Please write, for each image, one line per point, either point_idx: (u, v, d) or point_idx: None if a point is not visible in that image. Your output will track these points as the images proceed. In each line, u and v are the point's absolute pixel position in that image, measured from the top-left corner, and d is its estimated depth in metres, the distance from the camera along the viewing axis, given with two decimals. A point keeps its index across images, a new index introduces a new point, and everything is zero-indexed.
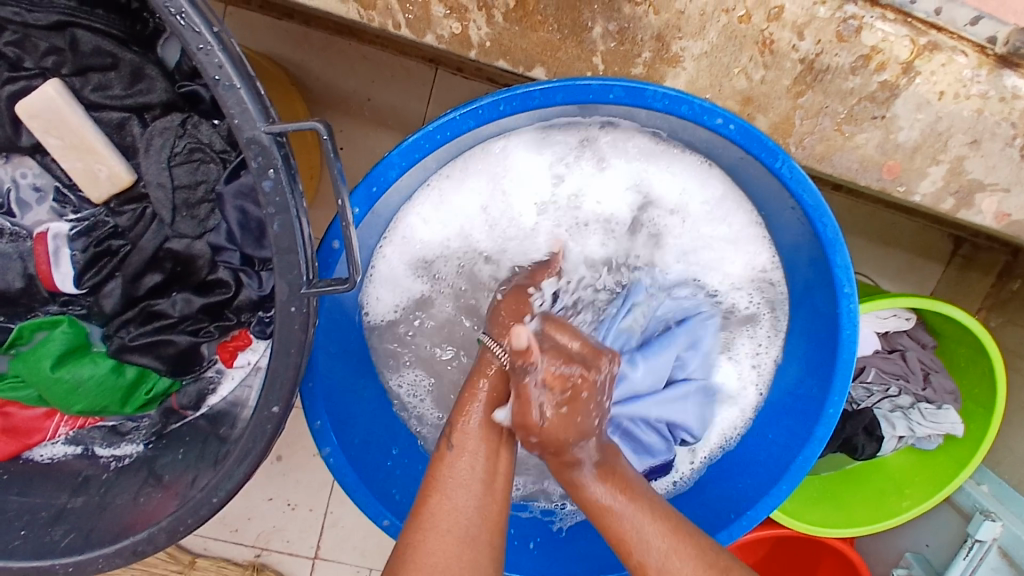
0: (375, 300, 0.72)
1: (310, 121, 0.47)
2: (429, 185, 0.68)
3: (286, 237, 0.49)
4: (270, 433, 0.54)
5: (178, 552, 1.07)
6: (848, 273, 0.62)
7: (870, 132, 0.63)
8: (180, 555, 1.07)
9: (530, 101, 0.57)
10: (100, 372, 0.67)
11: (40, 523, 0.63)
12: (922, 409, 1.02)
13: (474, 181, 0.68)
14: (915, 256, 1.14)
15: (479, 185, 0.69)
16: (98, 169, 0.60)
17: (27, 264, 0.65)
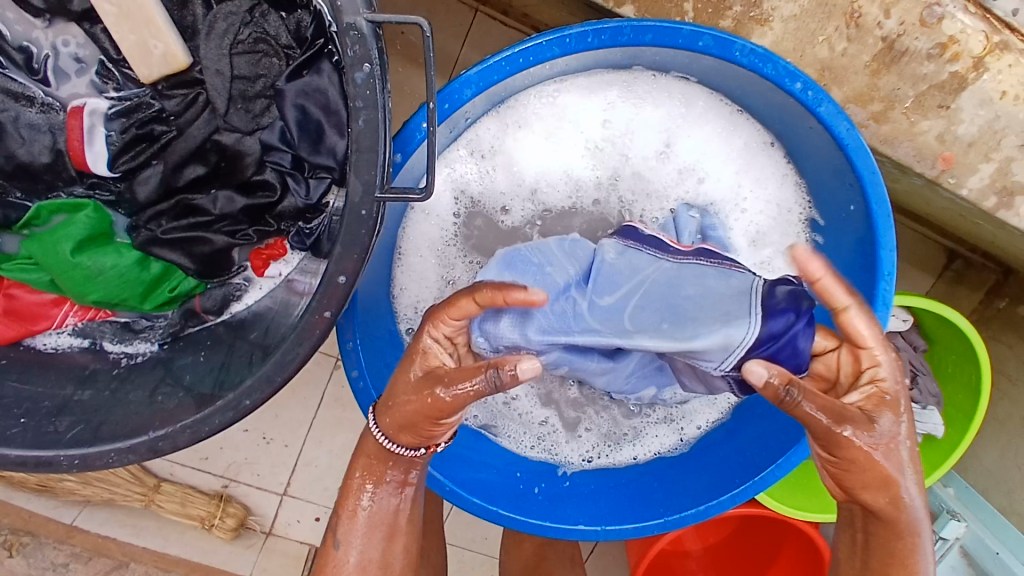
0: (408, 266, 0.71)
1: (414, 16, 0.46)
2: (460, 138, 0.68)
3: (369, 135, 0.47)
4: (315, 340, 0.53)
5: (143, 475, 1.04)
6: (892, 256, 0.63)
7: (933, 121, 0.64)
8: (145, 478, 1.04)
9: (621, 37, 0.56)
10: (123, 264, 0.64)
11: (43, 412, 0.60)
12: (908, 407, 1.05)
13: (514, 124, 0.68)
14: (909, 264, 1.16)
15: (513, 143, 0.69)
16: (153, 46, 0.57)
17: (57, 138, 0.61)
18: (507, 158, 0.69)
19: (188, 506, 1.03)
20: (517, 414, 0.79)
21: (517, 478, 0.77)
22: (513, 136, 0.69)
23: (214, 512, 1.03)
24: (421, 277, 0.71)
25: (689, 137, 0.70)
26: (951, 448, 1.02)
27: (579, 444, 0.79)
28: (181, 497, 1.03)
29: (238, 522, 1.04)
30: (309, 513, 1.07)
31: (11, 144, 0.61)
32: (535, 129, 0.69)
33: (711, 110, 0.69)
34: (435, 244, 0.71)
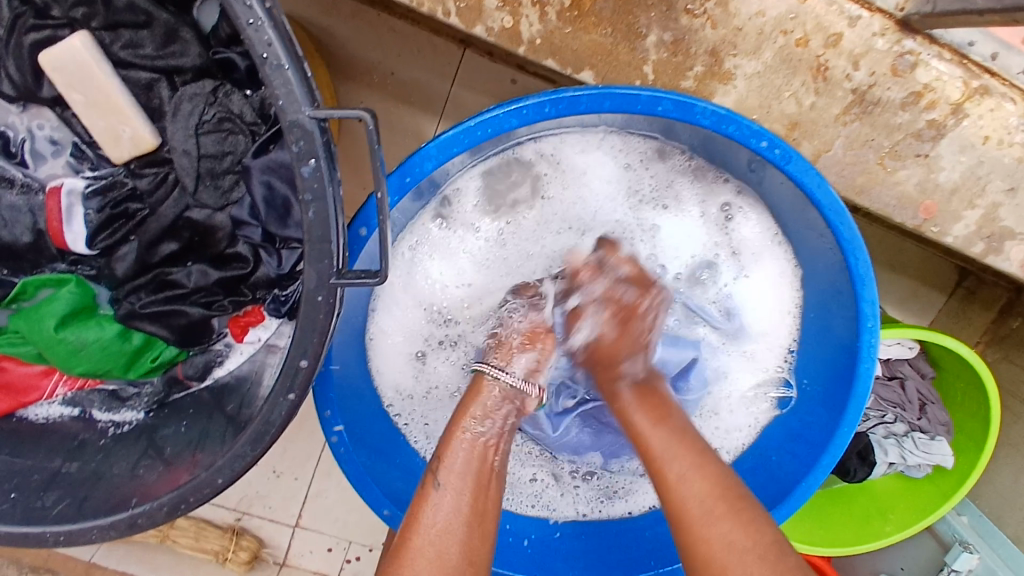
0: (383, 332, 0.72)
1: (356, 109, 0.46)
2: (413, 228, 0.69)
3: (320, 225, 0.48)
4: (284, 418, 0.54)
5: None
6: (875, 307, 0.62)
7: (911, 169, 0.62)
8: None
9: (578, 106, 0.56)
10: (105, 337, 0.66)
11: (33, 486, 0.62)
12: (916, 438, 1.02)
13: (495, 180, 0.70)
14: (918, 283, 1.11)
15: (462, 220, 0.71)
16: (122, 130, 0.58)
17: (37, 219, 0.63)
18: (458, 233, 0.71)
19: (202, 541, 1.05)
20: (516, 474, 0.80)
21: (506, 531, 0.76)
22: (459, 216, 0.71)
23: (228, 546, 1.04)
24: (399, 344, 0.73)
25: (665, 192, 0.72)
26: (960, 479, 0.99)
27: (573, 500, 0.79)
28: (196, 532, 1.05)
29: (251, 555, 1.05)
30: (321, 544, 1.08)
31: None
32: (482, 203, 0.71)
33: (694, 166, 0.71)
34: (415, 307, 0.72)
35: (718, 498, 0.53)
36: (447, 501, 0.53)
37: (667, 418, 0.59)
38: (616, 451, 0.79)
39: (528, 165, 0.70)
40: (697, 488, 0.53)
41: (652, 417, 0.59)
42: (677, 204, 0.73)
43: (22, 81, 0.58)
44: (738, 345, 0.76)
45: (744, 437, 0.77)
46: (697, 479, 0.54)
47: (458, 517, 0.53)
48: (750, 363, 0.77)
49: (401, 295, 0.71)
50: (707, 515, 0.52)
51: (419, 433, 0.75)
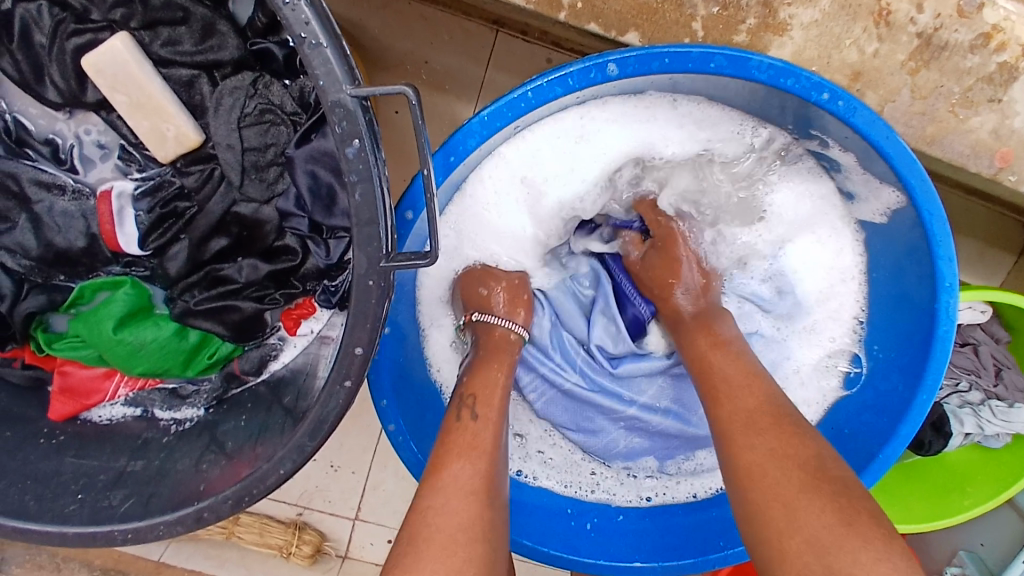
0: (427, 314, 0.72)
1: (398, 85, 0.45)
2: (448, 210, 0.66)
3: (367, 207, 0.46)
4: (340, 407, 0.53)
5: None
6: (952, 265, 0.59)
7: (985, 115, 0.58)
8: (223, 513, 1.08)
9: (626, 68, 0.54)
10: (163, 335, 0.66)
11: (100, 486, 0.63)
12: (994, 406, 0.97)
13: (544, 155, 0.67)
14: (986, 243, 1.05)
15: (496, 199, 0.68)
16: (166, 129, 0.58)
17: (90, 223, 0.64)
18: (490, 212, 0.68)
19: (266, 536, 1.06)
20: (570, 462, 0.80)
21: (569, 515, 0.76)
22: (493, 195, 0.68)
23: (291, 540, 1.05)
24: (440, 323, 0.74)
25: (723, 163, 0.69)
26: None
27: (636, 488, 0.79)
28: (260, 528, 1.06)
29: (315, 549, 1.06)
30: (381, 536, 1.08)
31: (49, 232, 0.64)
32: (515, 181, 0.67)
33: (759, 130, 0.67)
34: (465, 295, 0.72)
35: (765, 413, 0.54)
36: (466, 470, 0.53)
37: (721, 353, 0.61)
38: (671, 452, 0.79)
39: (575, 131, 0.66)
40: (749, 403, 0.55)
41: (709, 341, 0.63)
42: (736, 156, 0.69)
43: (65, 86, 0.59)
44: (797, 323, 0.74)
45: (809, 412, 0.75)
46: (742, 397, 0.56)
47: (475, 482, 0.52)
48: (816, 345, 0.74)
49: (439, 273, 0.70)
50: (738, 431, 0.53)
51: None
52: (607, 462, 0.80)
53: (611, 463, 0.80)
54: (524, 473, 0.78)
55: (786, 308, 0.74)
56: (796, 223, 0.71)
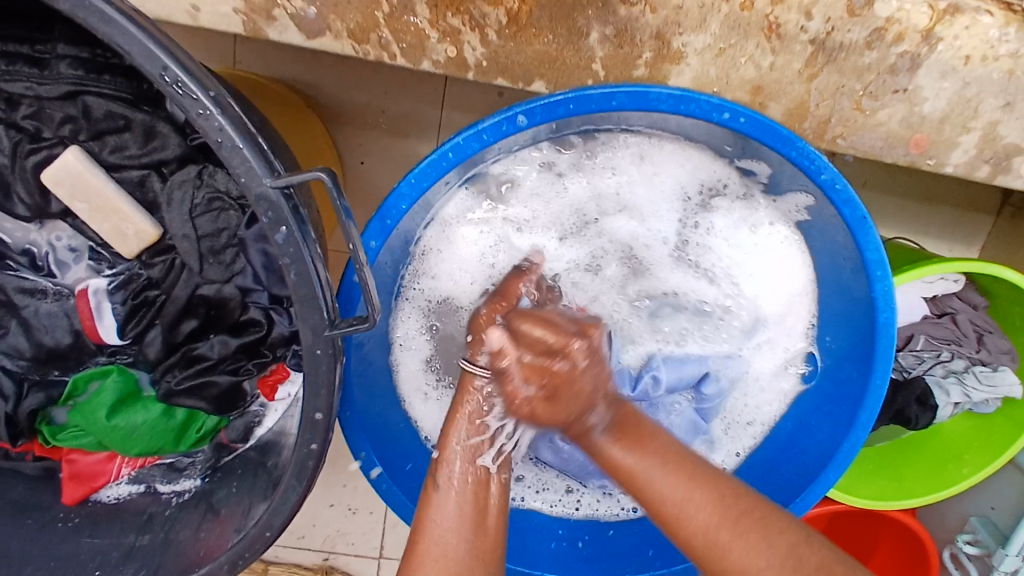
0: (399, 360, 0.74)
1: (313, 170, 0.48)
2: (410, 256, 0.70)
3: (304, 284, 0.50)
4: (312, 467, 0.56)
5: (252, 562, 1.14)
6: (881, 256, 0.61)
7: (892, 106, 0.61)
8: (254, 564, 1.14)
9: (536, 116, 0.57)
10: (151, 416, 0.71)
11: (113, 561, 0.66)
12: (978, 372, 0.99)
13: (485, 202, 0.72)
14: (961, 210, 1.06)
15: (451, 240, 0.72)
16: (126, 228, 0.63)
17: (72, 320, 0.68)
18: (445, 253, 0.72)
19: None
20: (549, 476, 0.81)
21: (559, 536, 0.79)
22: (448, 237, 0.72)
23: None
24: (413, 366, 0.75)
25: (662, 193, 0.73)
26: None
27: (620, 503, 0.80)
28: None
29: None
30: None
31: (38, 333, 0.68)
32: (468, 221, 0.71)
33: (691, 157, 0.71)
34: (426, 343, 0.75)
35: (728, 497, 0.56)
36: (450, 501, 0.61)
37: (646, 445, 0.60)
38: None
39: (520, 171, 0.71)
40: (708, 518, 0.55)
41: (633, 450, 0.59)
42: (672, 170, 0.72)
43: (31, 200, 0.63)
44: (754, 323, 0.76)
45: (773, 412, 0.78)
46: (700, 504, 0.56)
47: (463, 516, 0.60)
48: (776, 352, 0.77)
49: (406, 315, 0.73)
50: (715, 545, 0.55)
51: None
52: (584, 481, 0.80)
53: (588, 483, 0.80)
54: (519, 499, 0.80)
55: (739, 313, 0.76)
56: (740, 239, 0.74)
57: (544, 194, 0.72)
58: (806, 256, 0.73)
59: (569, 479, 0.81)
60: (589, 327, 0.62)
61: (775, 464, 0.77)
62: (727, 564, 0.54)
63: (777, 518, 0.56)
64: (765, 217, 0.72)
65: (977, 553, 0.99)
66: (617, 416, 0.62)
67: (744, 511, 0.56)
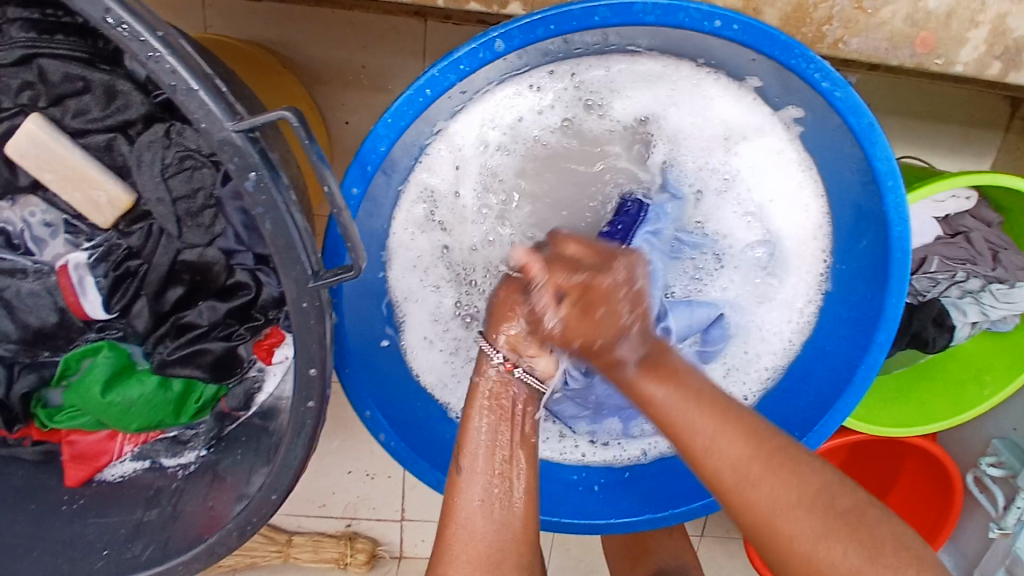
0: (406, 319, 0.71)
1: (278, 110, 0.45)
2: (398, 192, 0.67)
3: (281, 234, 0.48)
4: (311, 426, 0.55)
5: (274, 532, 1.15)
6: (891, 164, 0.58)
7: (895, 3, 0.59)
8: (277, 535, 1.15)
9: (514, 41, 0.53)
10: (147, 390, 0.69)
11: (122, 539, 0.66)
12: (994, 290, 0.95)
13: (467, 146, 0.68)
14: (968, 127, 1.01)
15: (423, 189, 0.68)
16: (97, 196, 0.60)
17: (56, 297, 0.66)
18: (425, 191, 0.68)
19: (321, 551, 1.15)
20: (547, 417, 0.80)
21: (577, 480, 0.78)
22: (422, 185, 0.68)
23: (345, 551, 1.15)
24: (417, 325, 0.72)
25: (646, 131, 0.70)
26: None
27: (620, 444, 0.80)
28: (313, 545, 1.15)
29: (369, 555, 1.17)
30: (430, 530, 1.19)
31: (23, 315, 0.66)
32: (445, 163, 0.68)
33: (698, 87, 0.67)
34: (427, 300, 0.71)
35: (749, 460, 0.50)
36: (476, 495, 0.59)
37: (679, 379, 0.54)
38: (636, 416, 0.77)
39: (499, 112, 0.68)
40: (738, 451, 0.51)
41: (663, 383, 0.54)
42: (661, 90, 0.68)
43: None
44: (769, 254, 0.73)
45: (779, 357, 0.76)
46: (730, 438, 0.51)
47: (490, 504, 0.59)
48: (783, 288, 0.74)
49: (403, 264, 0.70)
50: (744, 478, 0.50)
51: (459, 404, 0.75)
52: (572, 426, 0.78)
53: (577, 429, 0.78)
54: None
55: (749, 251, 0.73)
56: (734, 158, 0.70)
57: (513, 134, 0.69)
58: (821, 190, 0.70)
59: (563, 424, 0.79)
60: (614, 257, 0.58)
61: (783, 402, 0.75)
62: (750, 499, 0.50)
63: (805, 458, 0.51)
64: (780, 150, 0.69)
65: (1001, 474, 0.97)
66: (650, 350, 0.56)
67: (776, 448, 0.51)
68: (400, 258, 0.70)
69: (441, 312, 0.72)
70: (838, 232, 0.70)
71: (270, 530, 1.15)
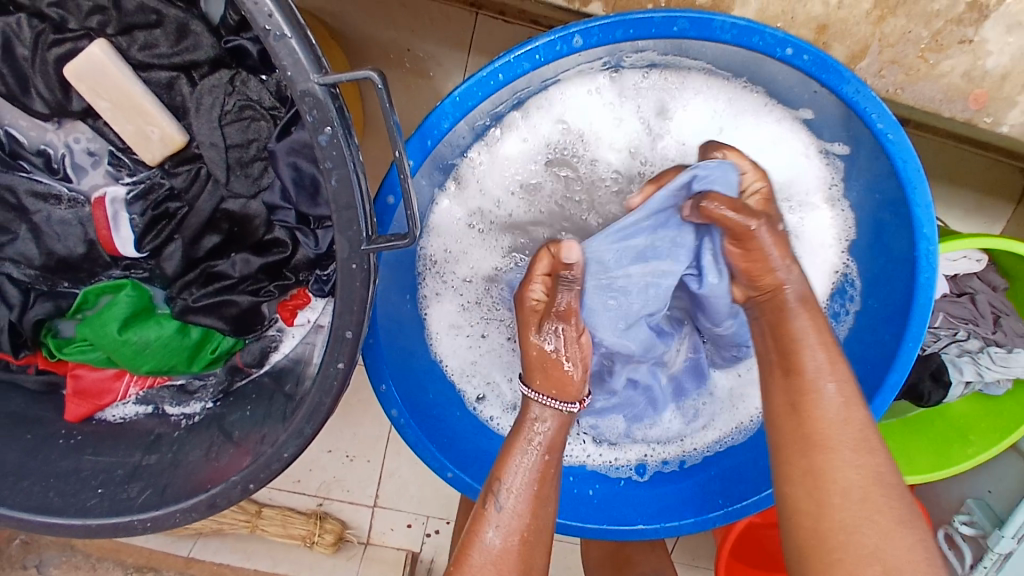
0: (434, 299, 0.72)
1: (364, 70, 0.45)
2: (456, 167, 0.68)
3: (344, 191, 0.47)
4: (337, 390, 0.54)
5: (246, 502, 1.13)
6: (930, 212, 0.60)
7: (957, 58, 0.61)
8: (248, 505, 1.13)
9: (592, 38, 0.54)
10: (165, 333, 0.69)
11: (116, 480, 0.65)
12: (992, 353, 0.97)
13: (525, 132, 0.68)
14: (984, 194, 1.05)
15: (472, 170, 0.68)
16: (151, 131, 0.60)
17: (87, 229, 0.66)
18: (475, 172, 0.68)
19: (289, 527, 1.13)
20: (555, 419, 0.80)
21: (571, 483, 0.78)
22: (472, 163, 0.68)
23: (314, 530, 1.13)
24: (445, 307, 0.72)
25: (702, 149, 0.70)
26: None
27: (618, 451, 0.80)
28: (282, 520, 1.13)
29: (336, 537, 1.14)
30: (401, 520, 1.17)
31: (49, 241, 0.65)
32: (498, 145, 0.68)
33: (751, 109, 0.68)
34: (456, 290, 0.72)
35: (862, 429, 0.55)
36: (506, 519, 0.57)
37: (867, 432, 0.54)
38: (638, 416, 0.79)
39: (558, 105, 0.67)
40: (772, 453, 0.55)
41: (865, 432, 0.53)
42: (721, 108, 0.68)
43: (51, 97, 0.60)
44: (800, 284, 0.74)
45: None
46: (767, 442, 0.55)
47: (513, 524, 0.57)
48: None
49: (440, 243, 0.70)
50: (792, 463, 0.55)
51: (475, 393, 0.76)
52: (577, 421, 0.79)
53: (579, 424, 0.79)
54: None
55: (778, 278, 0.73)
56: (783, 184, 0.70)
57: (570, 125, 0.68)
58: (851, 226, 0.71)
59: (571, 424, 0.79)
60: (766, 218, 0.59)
61: None
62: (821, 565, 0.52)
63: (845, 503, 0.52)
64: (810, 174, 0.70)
65: (971, 532, 0.99)
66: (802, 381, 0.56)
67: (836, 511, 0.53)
68: (439, 250, 0.70)
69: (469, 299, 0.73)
70: (866, 270, 0.71)
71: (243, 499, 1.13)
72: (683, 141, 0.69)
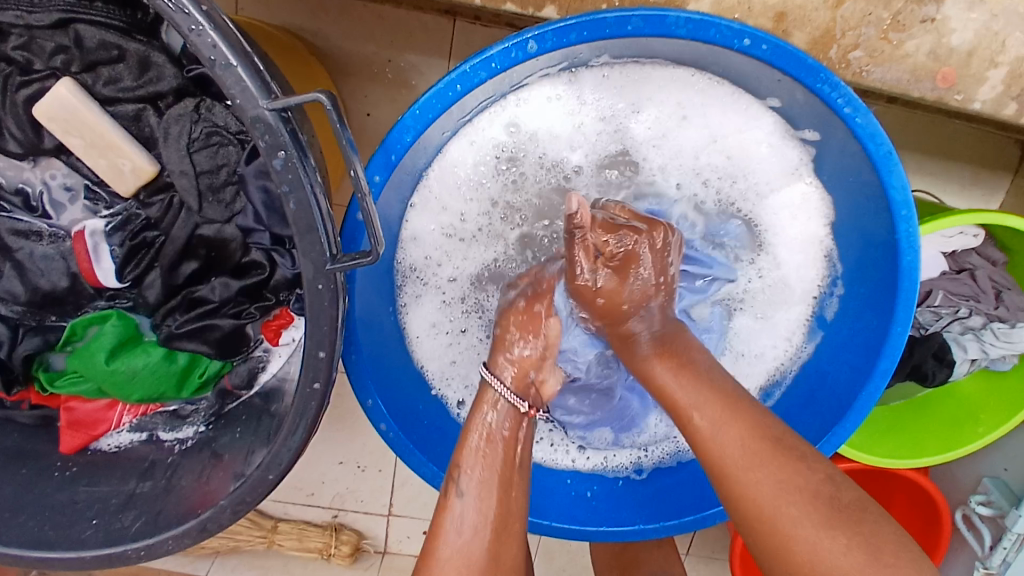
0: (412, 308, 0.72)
1: (312, 92, 0.45)
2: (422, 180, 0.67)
3: (303, 214, 0.48)
4: (315, 409, 0.55)
5: (260, 519, 1.14)
6: (905, 194, 0.59)
7: (920, 37, 0.62)
8: (263, 521, 1.15)
9: (547, 43, 0.54)
10: (153, 360, 0.69)
11: (112, 509, 0.66)
12: (996, 329, 0.96)
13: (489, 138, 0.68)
14: (979, 167, 1.03)
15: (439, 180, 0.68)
16: (122, 164, 0.61)
17: (69, 263, 0.67)
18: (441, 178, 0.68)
19: (305, 540, 1.14)
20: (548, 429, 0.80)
21: (569, 485, 0.78)
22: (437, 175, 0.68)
23: (330, 542, 1.14)
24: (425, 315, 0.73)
25: (667, 141, 0.70)
26: None
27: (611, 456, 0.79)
28: (298, 533, 1.14)
29: (353, 548, 1.15)
30: (416, 527, 1.18)
31: (33, 277, 0.67)
32: (462, 154, 0.67)
33: (716, 100, 0.67)
34: (438, 294, 0.72)
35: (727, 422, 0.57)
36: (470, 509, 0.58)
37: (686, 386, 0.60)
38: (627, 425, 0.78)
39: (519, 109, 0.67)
40: (737, 460, 0.54)
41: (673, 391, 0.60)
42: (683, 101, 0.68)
43: (24, 137, 0.61)
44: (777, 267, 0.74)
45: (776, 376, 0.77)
46: (732, 447, 0.55)
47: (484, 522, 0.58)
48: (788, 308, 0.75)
49: (415, 253, 0.70)
50: (747, 475, 0.53)
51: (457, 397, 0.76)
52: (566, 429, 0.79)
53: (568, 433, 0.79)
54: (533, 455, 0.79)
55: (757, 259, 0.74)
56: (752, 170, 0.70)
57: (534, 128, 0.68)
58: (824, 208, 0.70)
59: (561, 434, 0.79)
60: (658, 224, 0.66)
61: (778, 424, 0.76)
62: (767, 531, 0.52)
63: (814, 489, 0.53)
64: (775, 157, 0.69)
65: (989, 513, 0.96)
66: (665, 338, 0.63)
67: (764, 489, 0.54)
68: (419, 259, 0.70)
69: (447, 307, 0.73)
70: (843, 251, 0.71)
71: (257, 516, 1.15)
72: (650, 133, 0.69)
